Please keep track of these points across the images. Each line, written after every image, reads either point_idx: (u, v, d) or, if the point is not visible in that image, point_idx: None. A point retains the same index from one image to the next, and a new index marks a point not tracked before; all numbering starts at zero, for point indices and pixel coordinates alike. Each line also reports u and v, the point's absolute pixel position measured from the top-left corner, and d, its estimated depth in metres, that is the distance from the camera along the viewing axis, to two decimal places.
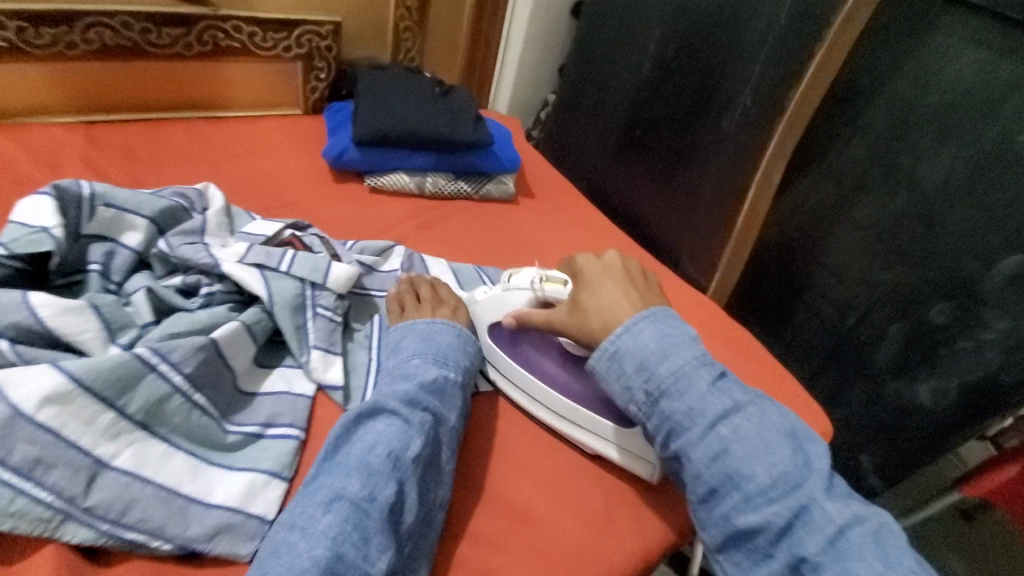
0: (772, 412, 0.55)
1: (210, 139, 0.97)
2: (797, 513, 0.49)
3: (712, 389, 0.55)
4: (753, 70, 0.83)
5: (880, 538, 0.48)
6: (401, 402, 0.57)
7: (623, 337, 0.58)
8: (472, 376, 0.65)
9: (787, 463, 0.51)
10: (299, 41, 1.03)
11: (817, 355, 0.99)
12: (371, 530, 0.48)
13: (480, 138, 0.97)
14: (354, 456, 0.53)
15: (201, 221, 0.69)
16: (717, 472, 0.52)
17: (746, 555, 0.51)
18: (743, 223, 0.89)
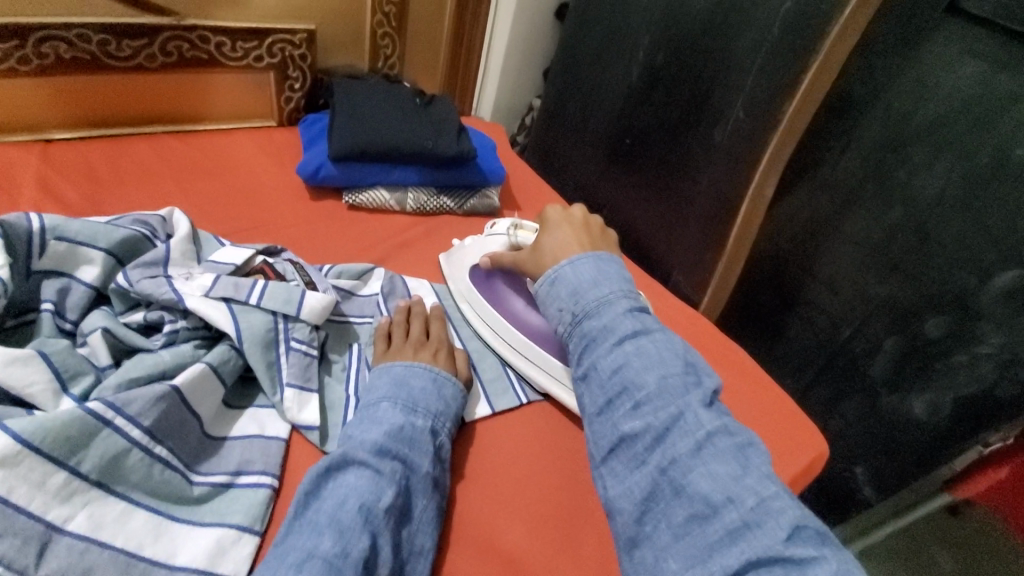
0: (678, 338, 0.55)
1: (178, 155, 0.92)
2: (675, 421, 0.48)
3: (631, 315, 0.56)
4: (745, 81, 0.81)
5: (745, 451, 0.46)
6: (370, 451, 0.54)
7: (564, 268, 0.62)
8: (450, 420, 0.61)
9: (677, 378, 0.51)
10: (271, 50, 0.98)
11: (810, 367, 0.97)
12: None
13: (464, 151, 0.93)
14: (322, 512, 0.49)
15: (164, 251, 0.64)
16: (614, 381, 0.52)
17: (623, 463, 0.49)
18: (736, 238, 0.87)
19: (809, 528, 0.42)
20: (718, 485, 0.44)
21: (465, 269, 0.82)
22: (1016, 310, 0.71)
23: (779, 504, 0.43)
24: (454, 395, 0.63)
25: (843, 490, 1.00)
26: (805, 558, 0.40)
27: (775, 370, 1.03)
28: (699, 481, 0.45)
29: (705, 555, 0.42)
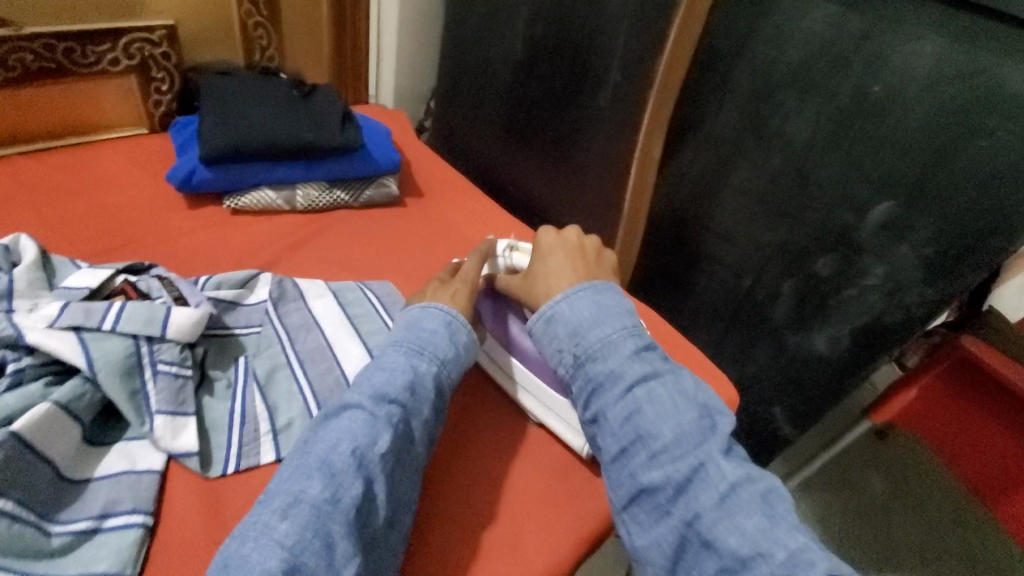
0: (686, 381, 0.56)
1: (31, 176, 0.84)
2: (695, 473, 0.50)
3: (636, 358, 0.57)
4: (618, 43, 0.81)
5: (768, 498, 0.49)
6: (369, 397, 0.55)
7: (560, 304, 0.61)
8: (456, 367, 0.61)
9: (692, 426, 0.53)
10: (127, 51, 0.90)
11: (719, 320, 0.99)
12: (334, 537, 0.46)
13: (350, 140, 0.89)
14: (318, 449, 0.51)
15: (5, 281, 0.58)
16: (627, 429, 0.54)
17: (646, 512, 0.52)
18: (631, 203, 0.87)
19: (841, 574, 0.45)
20: (747, 541, 0.47)
21: None
22: (889, 239, 0.75)
23: (811, 553, 0.46)
24: (468, 341, 0.63)
25: (766, 433, 1.03)
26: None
27: (690, 327, 1.05)
28: (728, 535, 0.47)
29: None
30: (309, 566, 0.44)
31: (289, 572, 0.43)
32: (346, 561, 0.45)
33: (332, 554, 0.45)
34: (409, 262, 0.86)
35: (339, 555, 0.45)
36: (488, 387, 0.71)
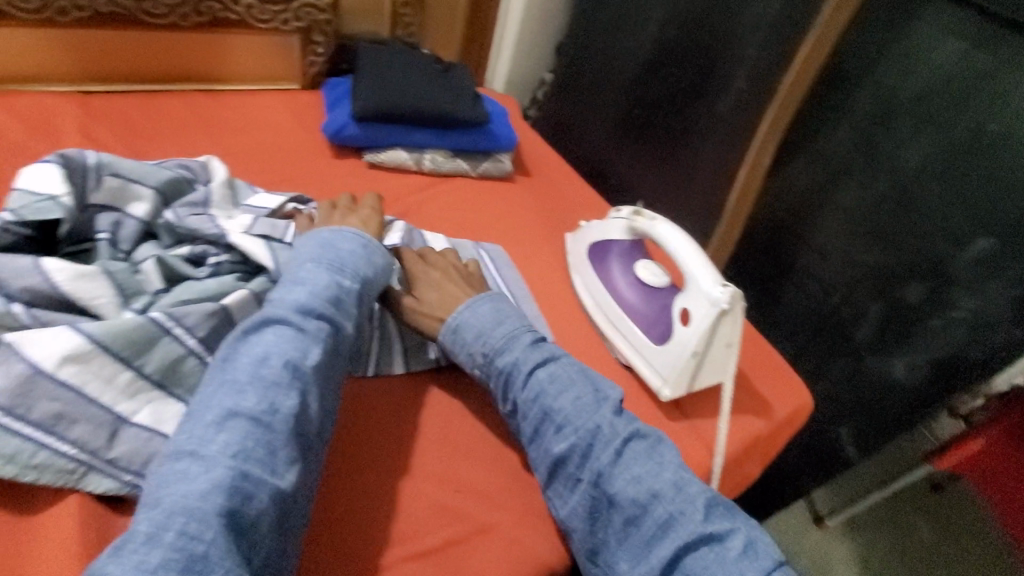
0: (568, 363, 0.64)
1: (207, 110, 0.96)
2: (594, 437, 0.58)
3: (535, 347, 0.65)
4: (748, 52, 0.92)
5: (659, 448, 0.59)
6: (293, 311, 0.54)
7: (463, 314, 0.66)
8: (373, 291, 0.63)
9: (585, 398, 0.61)
10: (298, 14, 1.02)
11: (800, 334, 1.03)
12: (275, 444, 0.47)
13: (479, 115, 1.00)
14: (241, 368, 0.50)
15: (205, 193, 0.70)
16: (535, 409, 0.61)
17: (564, 483, 0.59)
18: (740, 189, 0.99)
19: (720, 506, 0.55)
20: (641, 487, 0.55)
21: (583, 241, 0.86)
22: (987, 275, 0.77)
23: (694, 491, 0.55)
24: (383, 263, 0.66)
25: (826, 450, 1.05)
26: (717, 530, 0.52)
27: (769, 334, 1.08)
28: (626, 487, 0.55)
29: (645, 550, 0.53)
30: (255, 470, 0.45)
31: (237, 476, 0.44)
32: (286, 470, 0.47)
33: (272, 459, 0.46)
34: (519, 231, 0.94)
35: (281, 458, 0.47)
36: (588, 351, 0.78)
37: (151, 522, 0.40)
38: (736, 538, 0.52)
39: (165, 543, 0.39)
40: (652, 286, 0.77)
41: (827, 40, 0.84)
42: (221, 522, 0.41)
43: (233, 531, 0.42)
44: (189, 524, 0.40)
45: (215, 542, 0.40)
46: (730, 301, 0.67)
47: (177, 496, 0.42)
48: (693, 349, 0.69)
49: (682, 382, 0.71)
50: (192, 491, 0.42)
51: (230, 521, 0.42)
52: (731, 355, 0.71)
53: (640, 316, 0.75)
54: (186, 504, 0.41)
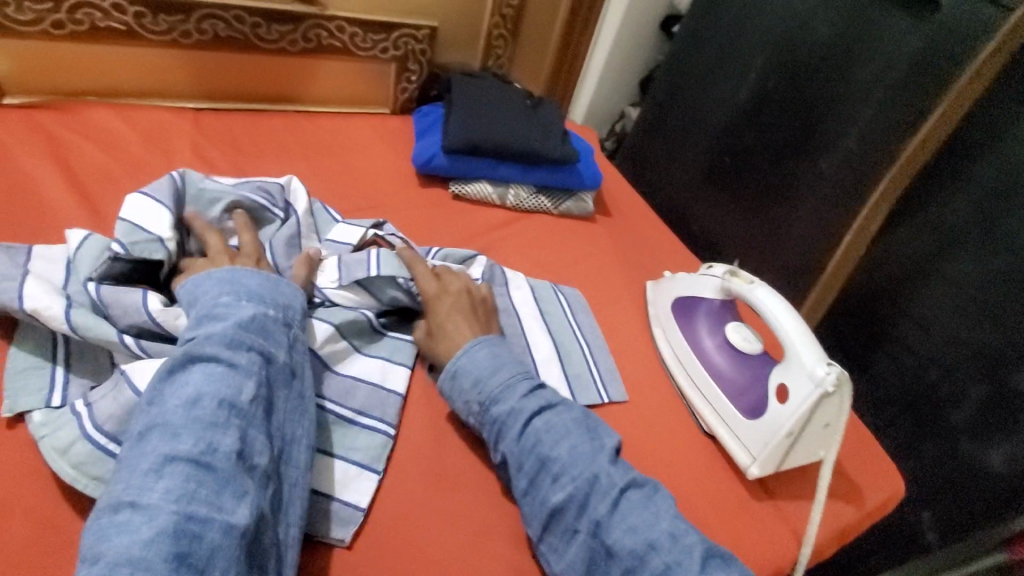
0: (564, 412, 0.59)
1: (305, 132, 0.99)
2: (591, 486, 0.54)
3: (532, 394, 0.60)
4: (863, 113, 0.87)
5: (655, 497, 0.55)
6: (221, 346, 0.48)
7: (460, 360, 0.61)
8: (303, 318, 0.57)
9: (582, 446, 0.57)
10: (397, 43, 1.05)
11: (889, 408, 0.96)
12: (221, 482, 0.42)
13: (568, 155, 0.98)
14: (170, 412, 0.44)
15: (295, 224, 0.72)
16: (532, 458, 0.56)
17: (558, 535, 0.54)
18: (840, 259, 0.96)
19: (716, 556, 0.52)
20: (638, 536, 0.51)
21: (670, 295, 0.83)
22: None
23: (688, 540, 0.52)
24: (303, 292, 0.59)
25: (902, 534, 0.99)
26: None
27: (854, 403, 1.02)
28: (623, 537, 0.52)
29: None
30: (202, 509, 0.40)
31: (183, 519, 0.39)
32: (238, 505, 0.42)
33: (221, 496, 0.42)
34: (599, 274, 0.91)
35: (228, 493, 0.42)
36: (669, 412, 0.74)
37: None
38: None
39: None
40: (743, 352, 0.73)
41: (955, 114, 0.79)
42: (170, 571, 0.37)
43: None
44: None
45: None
46: (835, 382, 0.63)
47: (121, 550, 0.37)
48: (788, 430, 0.64)
49: (771, 462, 0.66)
50: (135, 542, 0.38)
51: (181, 566, 0.38)
52: (830, 436, 0.67)
53: (730, 384, 0.72)
54: (129, 556, 0.37)
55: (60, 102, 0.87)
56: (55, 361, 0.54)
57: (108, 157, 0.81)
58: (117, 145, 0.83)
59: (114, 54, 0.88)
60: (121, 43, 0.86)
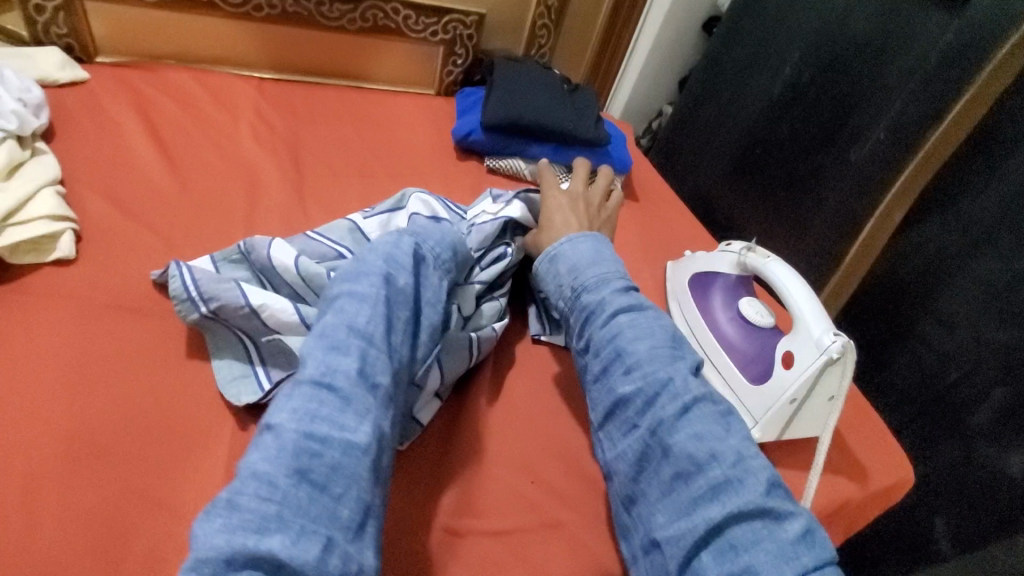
0: (653, 318, 0.58)
1: (356, 103, 1.06)
2: (663, 387, 0.53)
3: (624, 292, 0.60)
4: (895, 103, 0.91)
5: (728, 418, 0.53)
6: (350, 278, 0.52)
7: (563, 246, 0.65)
8: (436, 246, 0.60)
9: (665, 354, 0.55)
10: (446, 28, 1.11)
11: (908, 406, 0.98)
12: (343, 401, 0.43)
13: (599, 137, 1.03)
14: (303, 344, 0.47)
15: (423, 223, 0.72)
16: (609, 347, 0.57)
17: (617, 427, 0.55)
18: (867, 239, 1.00)
19: (780, 487, 0.49)
20: (703, 446, 0.50)
21: (688, 270, 0.85)
22: None
23: (758, 464, 0.49)
24: (451, 235, 0.63)
25: (917, 540, 0.98)
26: (778, 507, 0.46)
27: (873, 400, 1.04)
28: (687, 443, 0.50)
29: (689, 509, 0.48)
30: (322, 428, 0.41)
31: (303, 436, 0.40)
32: (360, 424, 0.43)
33: (342, 415, 0.42)
34: (623, 250, 0.94)
35: (350, 413, 0.43)
36: None
37: (230, 488, 0.38)
38: (801, 521, 0.46)
39: (244, 508, 0.36)
40: (754, 325, 0.76)
41: (978, 110, 0.84)
42: (291, 483, 0.38)
43: (308, 490, 0.39)
44: (260, 487, 0.37)
45: (286, 502, 0.37)
46: (840, 351, 0.66)
47: (255, 460, 0.39)
48: (791, 395, 0.67)
49: (773, 427, 0.68)
50: (265, 456, 0.39)
51: (302, 481, 0.39)
52: (832, 411, 0.69)
53: (739, 356, 0.74)
54: (256, 469, 0.38)
55: (144, 63, 0.97)
56: (254, 362, 0.58)
57: (181, 111, 0.89)
58: (190, 102, 0.92)
59: (194, 23, 0.97)
60: (201, 13, 0.96)
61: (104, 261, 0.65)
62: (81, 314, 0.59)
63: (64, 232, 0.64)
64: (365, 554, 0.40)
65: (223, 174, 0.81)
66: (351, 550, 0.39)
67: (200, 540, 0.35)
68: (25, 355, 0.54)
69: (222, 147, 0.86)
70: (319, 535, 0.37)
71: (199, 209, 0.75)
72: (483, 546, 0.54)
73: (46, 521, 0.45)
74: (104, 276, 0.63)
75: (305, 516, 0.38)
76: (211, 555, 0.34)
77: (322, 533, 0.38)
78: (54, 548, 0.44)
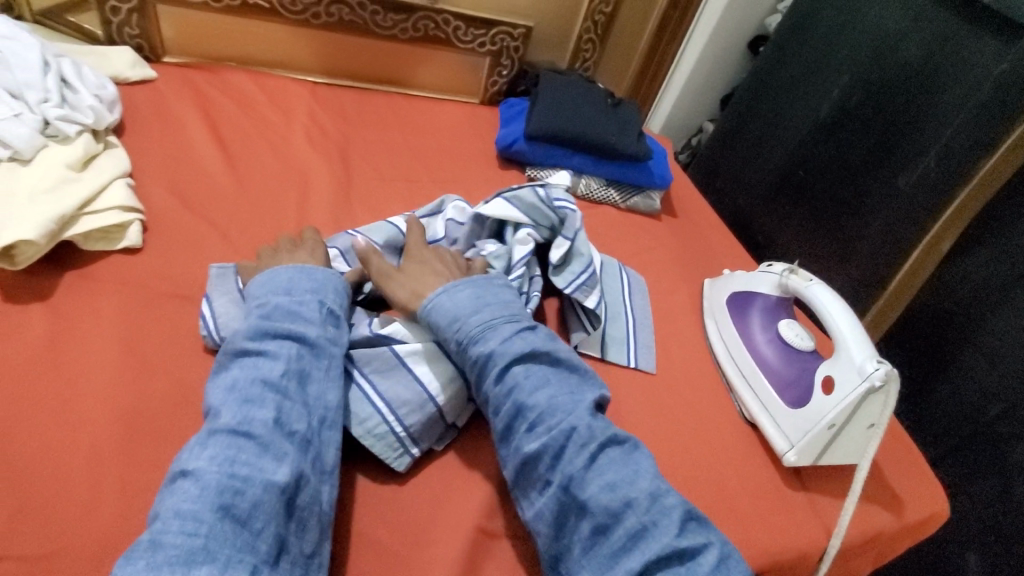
0: (541, 363, 0.57)
1: (404, 110, 1.09)
2: (569, 437, 0.52)
3: (516, 338, 0.57)
4: (946, 133, 0.90)
5: (633, 454, 0.54)
6: (253, 333, 0.53)
7: (440, 297, 0.59)
8: (335, 298, 0.59)
9: (565, 399, 0.55)
10: (494, 40, 1.14)
11: (947, 439, 1.01)
12: (260, 447, 0.46)
13: (642, 152, 1.04)
14: (213, 399, 0.49)
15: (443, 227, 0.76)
16: (508, 404, 0.54)
17: (530, 484, 0.53)
18: (917, 264, 1.02)
19: (693, 520, 0.50)
20: (615, 494, 0.50)
21: (726, 289, 0.85)
22: None
23: (669, 500, 0.50)
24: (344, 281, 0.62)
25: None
26: (691, 546, 0.48)
27: (912, 431, 1.07)
28: (599, 493, 0.50)
29: (611, 562, 0.48)
30: (243, 470, 0.44)
31: (225, 478, 0.43)
32: (279, 466, 0.46)
33: (260, 459, 0.45)
34: (660, 264, 0.94)
35: (268, 456, 0.46)
36: (714, 394, 0.76)
37: (151, 531, 0.41)
38: (712, 553, 0.48)
39: (167, 544, 0.39)
40: (793, 348, 0.75)
41: None
42: (215, 518, 0.41)
43: (232, 525, 0.42)
44: (185, 524, 0.40)
45: (212, 535, 0.40)
46: (883, 378, 0.65)
47: (174, 507, 0.42)
48: (830, 420, 0.66)
49: (811, 451, 0.67)
50: (187, 498, 0.42)
51: (226, 516, 0.42)
52: (872, 438, 0.68)
53: (777, 378, 0.73)
54: (179, 509, 0.41)
55: (207, 64, 1.02)
56: None
57: (239, 110, 0.93)
58: (247, 103, 0.96)
59: (256, 27, 1.02)
60: (263, 18, 1.01)
61: (167, 250, 0.68)
62: (144, 299, 0.62)
63: (132, 222, 0.68)
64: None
65: (277, 173, 0.84)
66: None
67: None
68: (95, 337, 0.57)
69: (276, 147, 0.89)
70: (246, 564, 0.41)
71: (254, 205, 0.78)
72: (515, 550, 0.55)
73: (109, 495, 0.48)
74: (167, 266, 0.67)
75: (229, 547, 0.41)
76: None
77: (246, 564, 0.41)
78: (114, 521, 0.47)
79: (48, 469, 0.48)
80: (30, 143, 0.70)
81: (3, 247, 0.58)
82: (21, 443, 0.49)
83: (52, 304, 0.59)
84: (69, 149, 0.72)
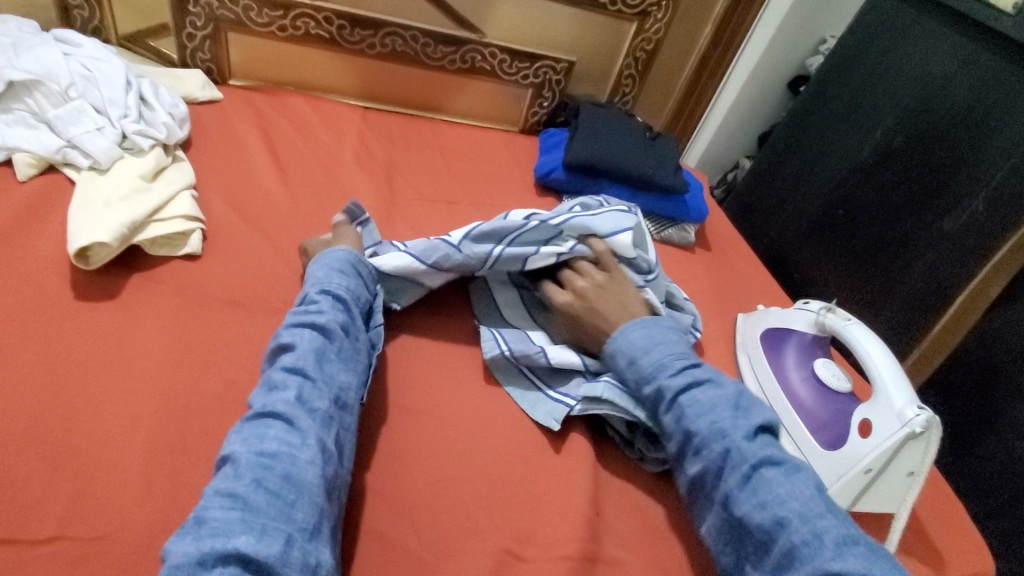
0: (704, 392, 0.58)
1: (448, 135, 1.13)
2: (725, 459, 0.54)
3: (683, 371, 0.60)
4: (994, 176, 0.89)
5: (792, 474, 0.52)
6: (281, 330, 0.58)
7: (616, 338, 0.64)
8: (341, 282, 0.63)
9: (727, 423, 0.55)
10: (537, 72, 1.19)
11: (997, 496, 0.97)
12: (292, 424, 0.49)
13: (677, 184, 1.05)
14: (252, 394, 0.54)
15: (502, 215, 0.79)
16: (678, 431, 0.57)
17: (700, 502, 0.56)
18: (957, 311, 1.01)
19: (859, 545, 0.47)
20: (768, 512, 0.50)
21: (762, 325, 0.84)
22: None
23: (823, 522, 0.48)
24: (347, 257, 0.66)
25: None
26: (849, 570, 0.45)
27: (959, 488, 1.03)
28: (753, 511, 0.50)
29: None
30: (272, 446, 0.47)
31: (256, 455, 0.46)
32: (305, 442, 0.48)
33: (288, 433, 0.48)
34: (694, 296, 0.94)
35: (295, 430, 0.49)
36: None
37: (197, 510, 0.43)
38: None
39: (211, 519, 0.42)
40: (828, 389, 0.74)
41: None
42: (249, 490, 0.44)
43: (267, 496, 0.44)
44: (223, 501, 0.43)
45: (247, 507, 0.43)
46: (924, 425, 0.63)
47: (215, 485, 0.45)
48: (867, 465, 0.64)
49: (847, 494, 0.64)
50: (227, 479, 0.45)
51: (259, 488, 0.44)
52: (912, 487, 0.65)
53: (812, 420, 0.72)
54: (220, 489, 0.44)
55: (268, 87, 1.09)
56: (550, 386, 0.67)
57: (295, 132, 0.99)
58: (303, 124, 1.02)
59: (315, 55, 1.08)
60: (321, 47, 1.07)
61: (222, 257, 0.73)
62: (200, 303, 0.66)
63: (194, 231, 0.72)
64: (321, 552, 0.44)
65: (327, 191, 0.89)
66: (308, 549, 0.43)
67: (172, 552, 0.40)
68: (157, 336, 0.61)
69: (328, 167, 0.94)
70: (280, 532, 0.43)
71: (305, 220, 0.82)
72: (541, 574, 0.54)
73: (156, 483, 0.51)
74: (223, 273, 0.71)
75: (264, 518, 0.43)
76: (181, 562, 0.39)
77: (281, 531, 0.43)
78: (164, 508, 0.49)
79: (103, 454, 0.51)
80: (109, 154, 0.77)
81: (80, 248, 0.64)
82: (81, 431, 0.52)
83: (115, 301, 0.63)
84: (142, 161, 0.78)
